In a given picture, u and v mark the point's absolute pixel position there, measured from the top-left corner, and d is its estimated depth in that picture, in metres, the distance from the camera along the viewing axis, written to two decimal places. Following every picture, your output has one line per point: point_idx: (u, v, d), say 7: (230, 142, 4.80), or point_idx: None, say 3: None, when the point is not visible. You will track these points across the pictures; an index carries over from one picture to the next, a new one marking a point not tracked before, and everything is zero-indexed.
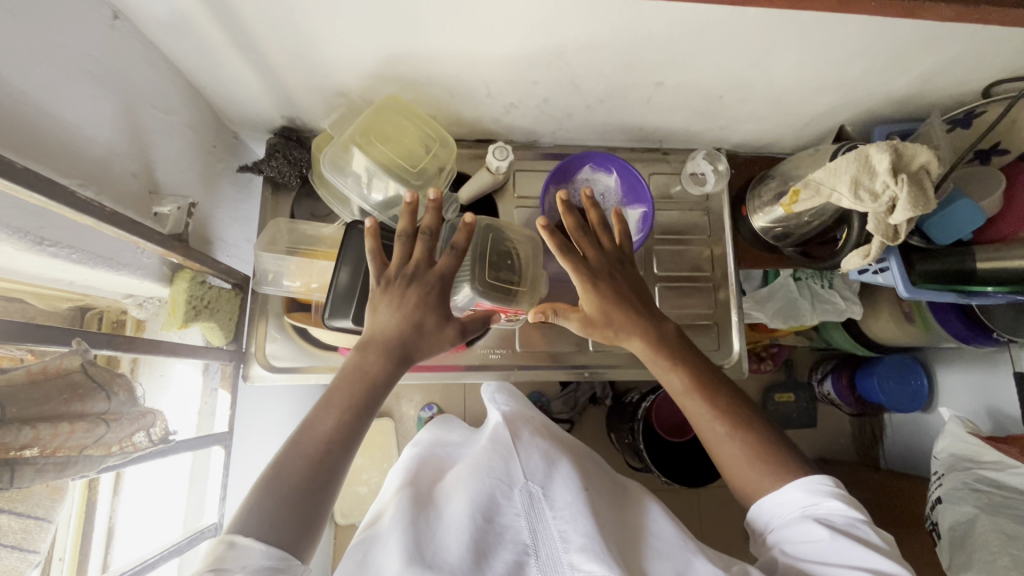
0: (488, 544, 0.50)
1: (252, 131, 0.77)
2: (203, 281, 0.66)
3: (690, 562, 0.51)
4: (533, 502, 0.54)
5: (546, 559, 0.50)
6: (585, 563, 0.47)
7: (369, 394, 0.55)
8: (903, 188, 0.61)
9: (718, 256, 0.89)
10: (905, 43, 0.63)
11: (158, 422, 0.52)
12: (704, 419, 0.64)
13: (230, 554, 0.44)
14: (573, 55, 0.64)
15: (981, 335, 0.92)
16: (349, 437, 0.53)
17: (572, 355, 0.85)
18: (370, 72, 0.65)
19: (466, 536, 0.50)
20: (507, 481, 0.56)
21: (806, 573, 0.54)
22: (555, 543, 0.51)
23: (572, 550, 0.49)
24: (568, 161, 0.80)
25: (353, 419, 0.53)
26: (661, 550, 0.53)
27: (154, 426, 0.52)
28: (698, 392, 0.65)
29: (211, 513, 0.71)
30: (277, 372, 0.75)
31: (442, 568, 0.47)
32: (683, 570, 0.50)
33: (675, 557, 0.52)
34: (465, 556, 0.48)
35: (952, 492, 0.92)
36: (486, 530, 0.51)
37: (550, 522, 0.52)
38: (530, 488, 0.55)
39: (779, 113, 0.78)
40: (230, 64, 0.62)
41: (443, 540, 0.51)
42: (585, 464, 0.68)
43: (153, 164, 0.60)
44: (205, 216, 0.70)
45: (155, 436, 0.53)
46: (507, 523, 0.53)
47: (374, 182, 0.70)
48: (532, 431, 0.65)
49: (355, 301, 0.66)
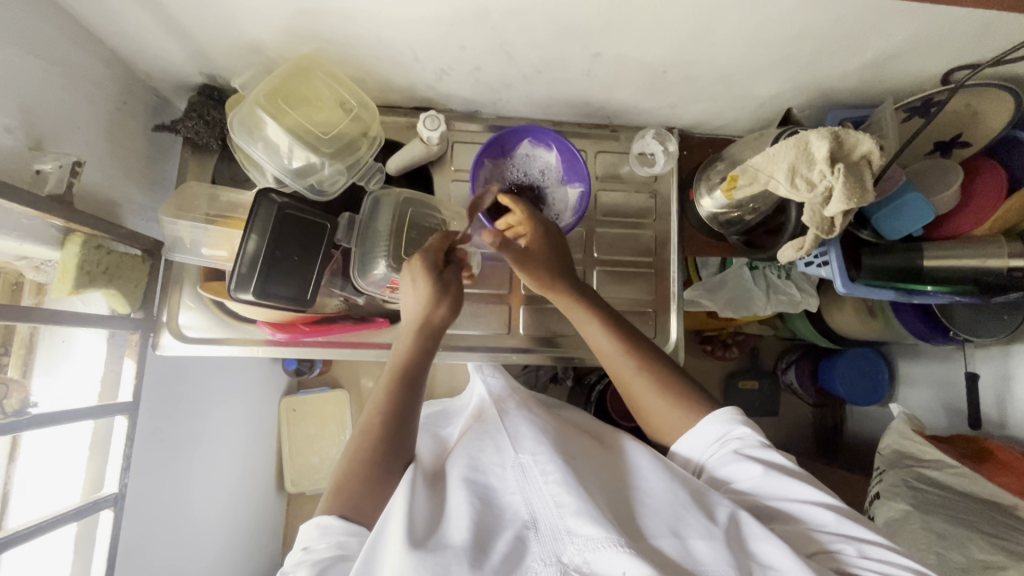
0: (488, 524, 0.50)
1: (170, 87, 0.73)
2: (101, 246, 0.62)
3: (681, 516, 0.51)
4: (525, 475, 0.55)
5: (545, 531, 0.49)
6: (583, 526, 0.47)
7: (417, 387, 0.63)
8: (840, 178, 0.58)
9: (663, 242, 0.86)
10: (852, 22, 0.59)
11: (11, 393, 0.56)
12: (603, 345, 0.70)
13: (325, 533, 0.52)
14: (498, 18, 0.60)
15: (939, 333, 0.90)
16: (401, 419, 0.60)
17: (505, 337, 0.83)
18: (281, 28, 0.61)
19: (467, 519, 0.50)
20: (500, 465, 0.58)
21: (768, 517, 0.57)
22: (551, 509, 0.50)
23: (567, 515, 0.49)
24: (505, 133, 0.74)
25: (409, 404, 0.62)
26: (649, 504, 0.53)
27: (7, 397, 0.56)
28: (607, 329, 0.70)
29: (112, 482, 0.67)
30: (190, 341, 0.74)
31: (444, 550, 0.46)
32: (673, 523, 0.50)
33: (666, 513, 0.51)
34: (465, 537, 0.47)
35: (889, 490, 0.90)
36: (484, 512, 0.51)
37: (543, 489, 0.53)
38: (522, 461, 0.57)
39: (729, 93, 0.74)
40: (126, 12, 0.58)
41: (446, 526, 0.50)
42: (578, 438, 0.68)
43: (36, 117, 0.56)
44: (111, 177, 0.67)
45: (11, 406, 0.56)
46: (505, 504, 0.53)
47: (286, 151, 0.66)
48: (519, 411, 0.69)
49: (259, 270, 0.64)
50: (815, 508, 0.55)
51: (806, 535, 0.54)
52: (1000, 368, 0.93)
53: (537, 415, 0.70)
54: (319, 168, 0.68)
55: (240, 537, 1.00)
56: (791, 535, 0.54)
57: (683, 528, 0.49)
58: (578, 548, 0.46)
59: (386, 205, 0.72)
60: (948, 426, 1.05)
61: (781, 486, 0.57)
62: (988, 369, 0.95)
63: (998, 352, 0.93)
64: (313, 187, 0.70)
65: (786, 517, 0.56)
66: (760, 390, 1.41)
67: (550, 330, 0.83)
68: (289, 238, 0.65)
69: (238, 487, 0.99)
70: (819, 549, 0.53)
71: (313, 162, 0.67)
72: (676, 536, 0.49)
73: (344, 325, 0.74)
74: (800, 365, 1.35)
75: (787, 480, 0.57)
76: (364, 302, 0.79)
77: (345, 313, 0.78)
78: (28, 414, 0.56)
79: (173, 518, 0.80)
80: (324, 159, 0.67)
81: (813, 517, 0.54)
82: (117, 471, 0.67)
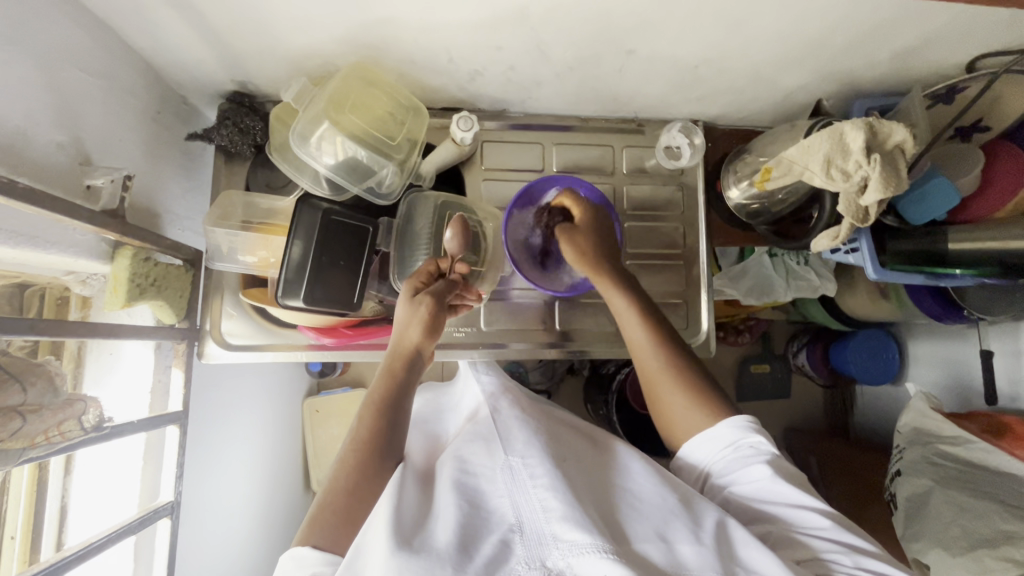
0: (474, 527, 0.50)
1: (201, 96, 0.73)
2: (149, 258, 0.63)
3: (670, 521, 0.52)
4: (513, 477, 0.56)
5: (530, 535, 0.50)
6: (568, 532, 0.49)
7: (405, 406, 0.64)
8: (876, 167, 0.60)
9: (690, 234, 0.87)
10: (886, 14, 0.60)
11: (90, 409, 0.57)
12: (660, 379, 0.68)
13: (296, 562, 0.50)
14: (538, 19, 0.60)
15: (952, 312, 0.93)
16: (387, 442, 0.61)
17: (538, 334, 0.84)
18: (319, 34, 0.61)
19: (453, 521, 0.51)
20: (489, 467, 0.59)
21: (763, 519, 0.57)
22: (538, 514, 0.52)
23: (554, 520, 0.50)
24: (534, 184, 0.76)
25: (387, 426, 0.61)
26: (639, 506, 0.55)
27: (87, 413, 0.56)
28: (668, 362, 0.68)
29: (168, 490, 0.69)
30: (233, 349, 0.74)
31: (428, 552, 0.47)
32: (660, 527, 0.52)
33: (653, 518, 0.53)
34: (452, 540, 0.48)
35: (912, 466, 0.93)
36: (470, 512, 0.52)
37: (532, 494, 0.54)
38: (511, 463, 0.58)
39: (757, 86, 0.75)
40: (167, 23, 0.58)
41: (431, 527, 0.51)
42: (566, 440, 0.69)
43: (84, 132, 0.55)
44: (151, 188, 0.67)
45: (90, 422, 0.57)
46: (493, 507, 0.54)
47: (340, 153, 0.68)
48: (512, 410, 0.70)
49: (308, 277, 0.64)
50: (812, 513, 0.56)
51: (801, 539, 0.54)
52: (1013, 344, 0.96)
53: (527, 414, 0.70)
54: (379, 172, 0.70)
55: (271, 537, 1.01)
56: (778, 539, 0.55)
57: (670, 533, 0.51)
58: (562, 553, 0.48)
59: (425, 208, 0.72)
60: (963, 401, 1.08)
61: (779, 490, 0.58)
62: (1001, 346, 0.98)
63: (1010, 328, 0.96)
64: (371, 189, 0.71)
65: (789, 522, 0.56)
66: (773, 373, 1.44)
67: (583, 325, 0.85)
68: (333, 244, 0.66)
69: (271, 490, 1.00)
70: (809, 556, 0.53)
71: (376, 165, 0.69)
72: (664, 540, 0.50)
73: (384, 327, 0.75)
74: (812, 350, 1.36)
75: (787, 485, 0.58)
76: None
77: (383, 315, 0.77)
78: (107, 427, 0.58)
79: (207, 522, 0.81)
80: (388, 163, 0.70)
81: (810, 520, 0.55)
82: (171, 480, 0.69)
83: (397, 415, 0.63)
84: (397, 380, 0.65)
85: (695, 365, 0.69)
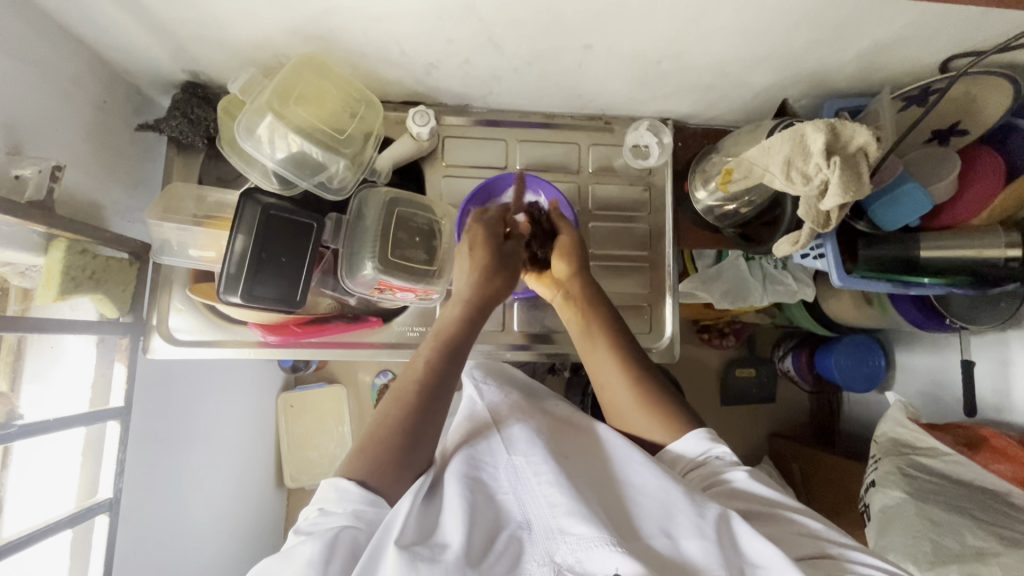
0: (485, 526, 0.52)
1: (153, 85, 0.71)
2: (86, 250, 0.61)
3: (673, 515, 0.52)
4: (517, 475, 0.57)
5: (539, 531, 0.51)
6: (575, 527, 0.50)
7: (457, 366, 0.62)
8: (835, 170, 0.57)
9: (657, 235, 0.85)
10: (849, 11, 0.57)
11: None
12: (617, 391, 0.68)
13: (335, 495, 0.52)
14: (486, 11, 0.58)
15: (934, 321, 0.89)
16: (438, 385, 0.60)
17: (499, 335, 0.82)
18: (262, 25, 0.59)
19: (462, 517, 0.52)
20: (493, 462, 0.59)
21: (758, 519, 0.56)
22: (544, 510, 0.52)
23: (561, 515, 0.51)
24: (492, 180, 0.76)
25: (439, 386, 0.60)
26: (643, 504, 0.54)
27: None
28: (622, 375, 0.68)
29: (107, 487, 0.67)
30: (182, 344, 0.74)
31: (441, 555, 0.48)
32: (665, 522, 0.52)
33: (658, 512, 0.53)
34: (462, 540, 0.49)
35: (886, 477, 0.88)
36: (477, 507, 0.54)
37: (537, 491, 0.54)
38: (513, 461, 0.58)
39: (724, 84, 0.73)
40: (105, 11, 0.56)
41: (442, 528, 0.52)
42: (565, 430, 0.67)
43: (15, 121, 0.54)
44: (94, 179, 0.65)
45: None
46: (499, 504, 0.55)
47: (293, 149, 0.66)
48: (512, 405, 0.68)
49: (245, 274, 0.63)
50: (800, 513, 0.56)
51: (799, 539, 0.54)
52: (999, 354, 0.91)
53: (530, 409, 0.69)
54: (330, 167, 0.68)
55: (241, 533, 1.00)
56: (780, 535, 0.55)
57: (675, 529, 0.51)
58: (570, 547, 0.49)
59: (374, 203, 0.71)
60: (944, 411, 1.06)
61: (761, 489, 0.59)
62: (985, 356, 0.93)
63: (998, 339, 0.90)
64: (323, 184, 0.69)
65: (784, 521, 0.56)
66: (757, 377, 1.42)
67: (545, 327, 0.83)
68: (274, 240, 0.64)
69: (236, 486, 0.99)
70: (813, 554, 0.52)
71: (325, 158, 0.67)
72: (668, 536, 0.50)
73: (338, 326, 0.75)
74: (798, 355, 1.32)
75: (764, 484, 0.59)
76: (355, 302, 0.78)
77: (339, 312, 0.77)
78: (17, 425, 0.56)
79: (172, 517, 0.80)
80: (338, 156, 0.68)
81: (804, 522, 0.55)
82: (111, 477, 0.67)
83: (450, 376, 0.61)
84: (460, 327, 0.64)
85: (652, 373, 0.69)
